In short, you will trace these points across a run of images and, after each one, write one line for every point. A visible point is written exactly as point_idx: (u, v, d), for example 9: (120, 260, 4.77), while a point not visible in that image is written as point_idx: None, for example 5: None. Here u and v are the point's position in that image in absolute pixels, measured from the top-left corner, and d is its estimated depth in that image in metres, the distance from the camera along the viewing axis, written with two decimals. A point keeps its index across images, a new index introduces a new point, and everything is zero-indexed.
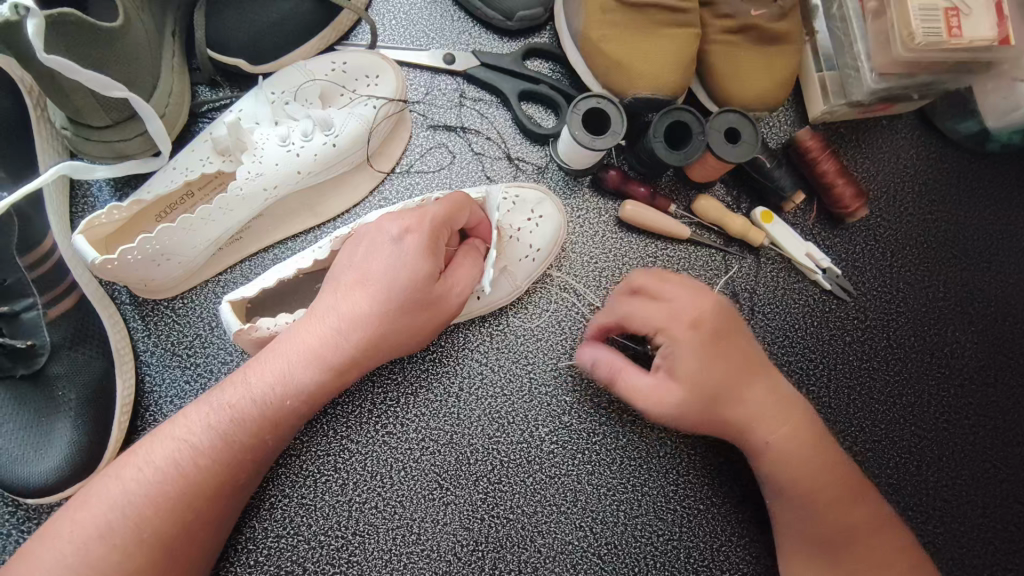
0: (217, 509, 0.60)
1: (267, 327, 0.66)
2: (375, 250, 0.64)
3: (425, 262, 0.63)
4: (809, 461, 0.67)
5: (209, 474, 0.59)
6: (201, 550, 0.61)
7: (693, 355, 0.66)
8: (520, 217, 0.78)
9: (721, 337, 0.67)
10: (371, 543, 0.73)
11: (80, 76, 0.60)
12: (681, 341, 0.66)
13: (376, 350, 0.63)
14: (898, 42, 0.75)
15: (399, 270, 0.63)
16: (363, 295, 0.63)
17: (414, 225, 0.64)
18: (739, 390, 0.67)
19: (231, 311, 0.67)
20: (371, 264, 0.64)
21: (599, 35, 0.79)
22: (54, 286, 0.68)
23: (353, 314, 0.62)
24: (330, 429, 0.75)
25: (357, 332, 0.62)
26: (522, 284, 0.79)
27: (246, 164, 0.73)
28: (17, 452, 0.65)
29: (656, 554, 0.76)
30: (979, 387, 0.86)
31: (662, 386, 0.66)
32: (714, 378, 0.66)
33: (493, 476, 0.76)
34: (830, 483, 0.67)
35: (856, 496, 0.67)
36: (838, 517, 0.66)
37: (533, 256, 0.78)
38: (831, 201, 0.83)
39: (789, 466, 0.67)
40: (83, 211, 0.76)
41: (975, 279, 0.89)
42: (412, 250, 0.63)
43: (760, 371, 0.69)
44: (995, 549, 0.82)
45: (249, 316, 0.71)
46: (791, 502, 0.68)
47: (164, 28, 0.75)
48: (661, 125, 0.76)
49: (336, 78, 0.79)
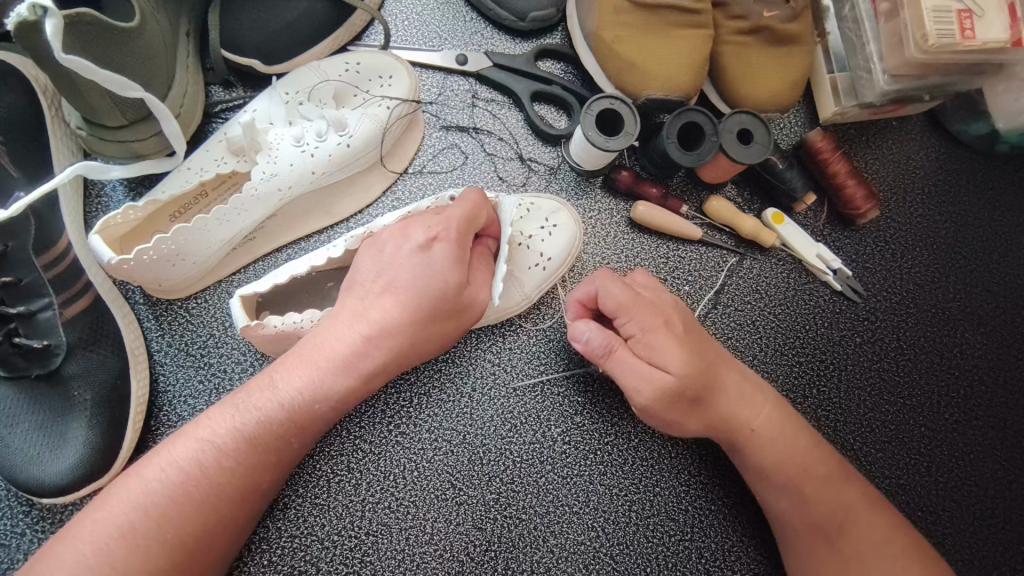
0: (241, 510, 0.60)
1: (274, 325, 0.65)
2: (400, 257, 0.66)
3: (455, 271, 0.65)
4: (790, 443, 0.68)
5: (232, 475, 0.59)
6: (224, 550, 0.61)
7: (670, 346, 0.65)
8: (533, 225, 0.78)
9: (687, 327, 0.68)
10: (384, 544, 0.73)
11: (97, 76, 0.60)
12: (656, 331, 0.66)
13: (392, 348, 0.64)
14: (912, 43, 0.75)
15: (429, 278, 0.65)
16: (393, 303, 0.64)
17: (441, 233, 0.66)
18: (718, 391, 0.67)
19: (240, 307, 0.65)
20: (398, 269, 0.65)
21: (613, 36, 0.79)
22: (69, 287, 0.68)
23: (382, 320, 0.64)
24: (344, 430, 0.75)
25: (387, 342, 0.64)
26: (531, 293, 0.78)
27: (262, 164, 0.72)
28: (32, 452, 0.65)
29: (667, 555, 0.76)
30: (988, 387, 0.86)
31: (655, 376, 0.64)
32: (700, 375, 0.65)
33: (506, 476, 0.76)
34: (815, 463, 0.68)
35: (840, 482, 0.68)
36: (827, 500, 0.67)
37: (543, 264, 0.78)
38: (842, 202, 0.84)
39: (775, 446, 0.68)
40: (97, 211, 0.76)
41: (985, 279, 0.89)
42: (443, 259, 0.65)
43: (729, 364, 0.69)
44: (1004, 549, 0.82)
45: (258, 312, 0.71)
46: (783, 493, 0.68)
47: (178, 28, 0.75)
48: (675, 126, 0.76)
49: (350, 79, 0.79)
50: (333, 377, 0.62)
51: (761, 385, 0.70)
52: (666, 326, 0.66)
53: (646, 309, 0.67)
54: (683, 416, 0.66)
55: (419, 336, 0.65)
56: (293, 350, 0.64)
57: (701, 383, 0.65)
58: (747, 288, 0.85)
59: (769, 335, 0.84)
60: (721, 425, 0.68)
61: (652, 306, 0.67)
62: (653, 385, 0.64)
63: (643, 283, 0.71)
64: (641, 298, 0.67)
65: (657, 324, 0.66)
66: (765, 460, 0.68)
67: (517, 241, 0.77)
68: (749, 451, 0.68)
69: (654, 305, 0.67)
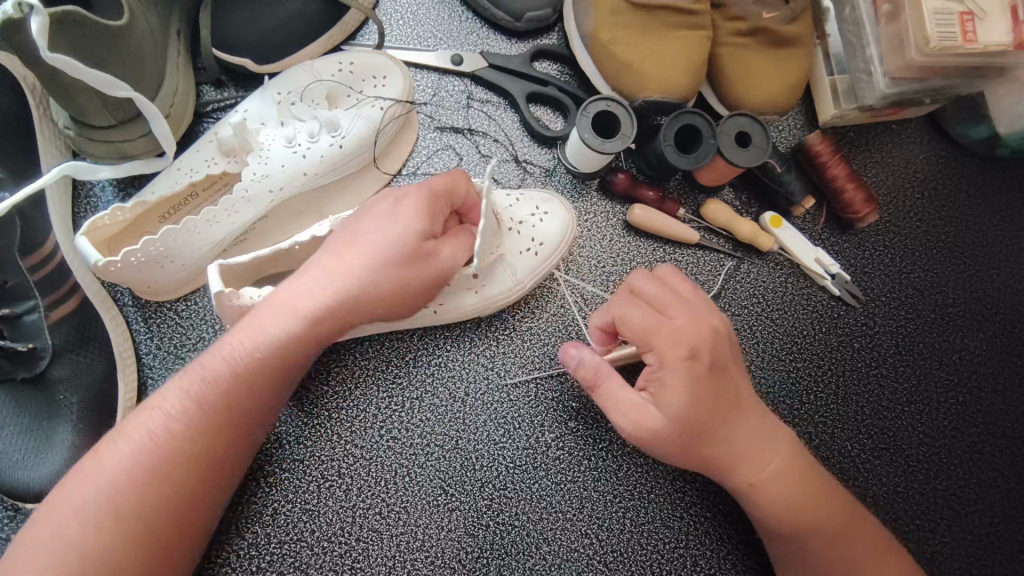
0: (209, 509, 0.58)
1: (249, 298, 0.63)
2: (368, 215, 0.64)
3: (421, 221, 0.63)
4: (792, 488, 0.64)
5: (202, 470, 0.57)
6: (197, 553, 0.59)
7: (679, 388, 0.60)
8: (523, 211, 0.77)
9: (714, 365, 0.62)
10: (374, 550, 0.72)
11: (83, 74, 0.59)
12: (669, 367, 0.61)
13: (362, 309, 0.61)
14: (913, 46, 0.74)
15: (391, 229, 0.62)
16: (355, 255, 0.61)
17: (408, 192, 0.64)
18: (727, 429, 0.63)
19: (218, 274, 0.62)
20: (365, 231, 0.62)
21: (609, 37, 0.78)
22: (56, 288, 0.67)
23: (341, 269, 0.61)
24: (335, 434, 0.74)
25: (338, 283, 0.60)
26: (524, 279, 0.77)
27: (252, 165, 0.71)
28: (18, 457, 0.64)
29: (662, 562, 0.75)
30: (988, 395, 0.85)
31: (647, 411, 0.62)
32: (703, 421, 0.61)
33: (499, 482, 0.75)
34: (820, 514, 0.65)
35: (849, 529, 0.65)
36: (828, 555, 0.64)
37: (535, 250, 0.77)
38: (841, 205, 0.82)
39: (781, 502, 0.64)
40: (86, 212, 0.75)
41: (985, 285, 0.88)
42: (406, 210, 0.63)
43: (748, 407, 0.65)
44: (1003, 559, 0.81)
45: (236, 286, 0.67)
46: (786, 538, 0.66)
47: (169, 26, 0.74)
48: (671, 130, 0.76)
49: (343, 79, 0.78)
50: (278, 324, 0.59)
51: (775, 427, 0.66)
52: (688, 362, 0.61)
53: (665, 341, 0.62)
54: (682, 457, 0.63)
55: (388, 288, 0.62)
56: (245, 317, 0.60)
57: (702, 424, 0.61)
58: (746, 292, 0.84)
59: (767, 341, 0.83)
60: (727, 473, 0.64)
61: (676, 336, 0.62)
62: (644, 421, 0.62)
63: (660, 292, 0.65)
64: (657, 327, 0.62)
65: (677, 364, 0.61)
66: (769, 509, 0.65)
67: (507, 225, 0.76)
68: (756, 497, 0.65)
69: (678, 334, 0.62)
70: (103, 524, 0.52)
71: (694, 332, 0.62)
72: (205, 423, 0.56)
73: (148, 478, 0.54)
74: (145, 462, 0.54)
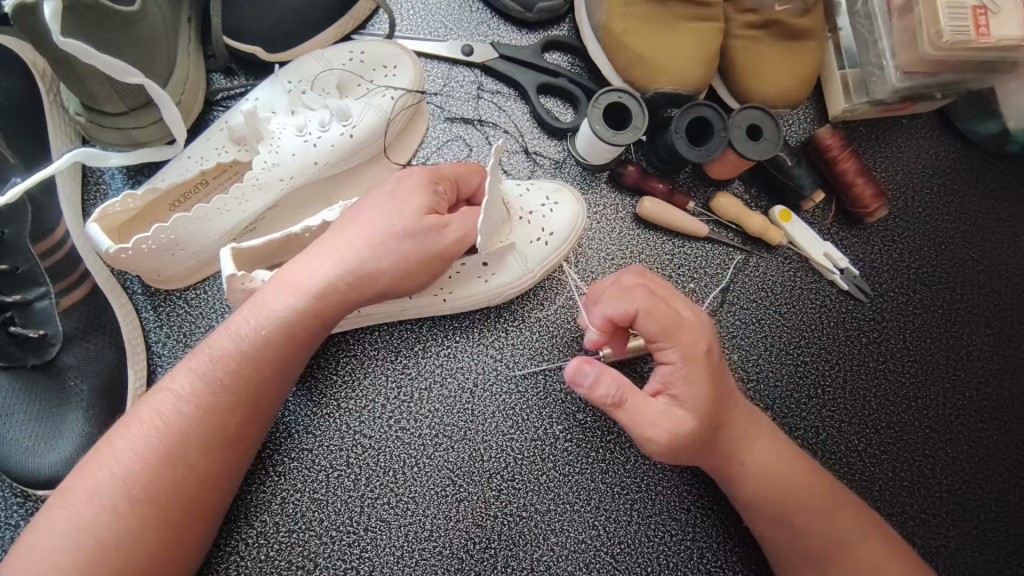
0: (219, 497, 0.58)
1: (262, 280, 0.63)
2: (372, 198, 0.63)
3: (422, 196, 0.62)
4: (787, 468, 0.66)
5: (212, 459, 0.57)
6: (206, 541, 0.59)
7: (705, 382, 0.61)
8: (534, 201, 0.77)
9: (721, 363, 0.64)
10: (382, 539, 0.72)
11: (95, 60, 0.58)
12: (693, 361, 0.61)
13: (369, 287, 0.61)
14: (926, 41, 0.73)
15: (396, 206, 0.62)
16: (355, 236, 0.61)
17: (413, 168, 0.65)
18: (727, 417, 0.64)
19: (230, 258, 0.62)
20: (366, 214, 0.62)
21: (621, 28, 0.78)
22: (66, 275, 0.67)
23: (344, 247, 0.60)
24: (343, 424, 0.74)
25: (340, 265, 0.60)
26: (535, 269, 0.77)
27: (263, 154, 0.71)
28: (28, 443, 0.64)
29: (668, 555, 0.75)
30: (995, 391, 0.85)
31: (675, 414, 0.61)
32: (716, 411, 0.62)
33: (507, 473, 0.75)
34: (809, 490, 0.66)
35: (832, 499, 0.66)
36: (814, 529, 0.65)
37: (545, 239, 0.77)
38: (851, 200, 0.82)
39: (773, 480, 0.66)
40: (96, 199, 0.75)
41: (993, 281, 0.88)
42: (408, 184, 0.63)
43: (737, 400, 0.66)
44: (1008, 553, 0.81)
45: (248, 269, 0.68)
46: (780, 523, 0.66)
47: (180, 14, 0.73)
48: (683, 121, 0.75)
49: (354, 68, 0.78)
50: (282, 304, 0.59)
51: (757, 418, 0.68)
52: (707, 356, 0.62)
53: (688, 338, 0.62)
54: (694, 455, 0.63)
55: (394, 265, 0.61)
56: (256, 294, 0.60)
57: (715, 415, 0.62)
58: (754, 286, 0.84)
59: (777, 335, 0.83)
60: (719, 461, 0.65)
61: (694, 332, 0.62)
62: (674, 423, 0.60)
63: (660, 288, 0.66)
64: (681, 321, 0.62)
65: (700, 359, 0.62)
66: (759, 492, 0.66)
67: (519, 215, 0.76)
68: (740, 484, 0.66)
69: (696, 333, 0.63)
70: (119, 513, 0.52)
71: (703, 329, 0.63)
72: (218, 414, 0.56)
73: (162, 466, 0.54)
74: (159, 451, 0.54)
